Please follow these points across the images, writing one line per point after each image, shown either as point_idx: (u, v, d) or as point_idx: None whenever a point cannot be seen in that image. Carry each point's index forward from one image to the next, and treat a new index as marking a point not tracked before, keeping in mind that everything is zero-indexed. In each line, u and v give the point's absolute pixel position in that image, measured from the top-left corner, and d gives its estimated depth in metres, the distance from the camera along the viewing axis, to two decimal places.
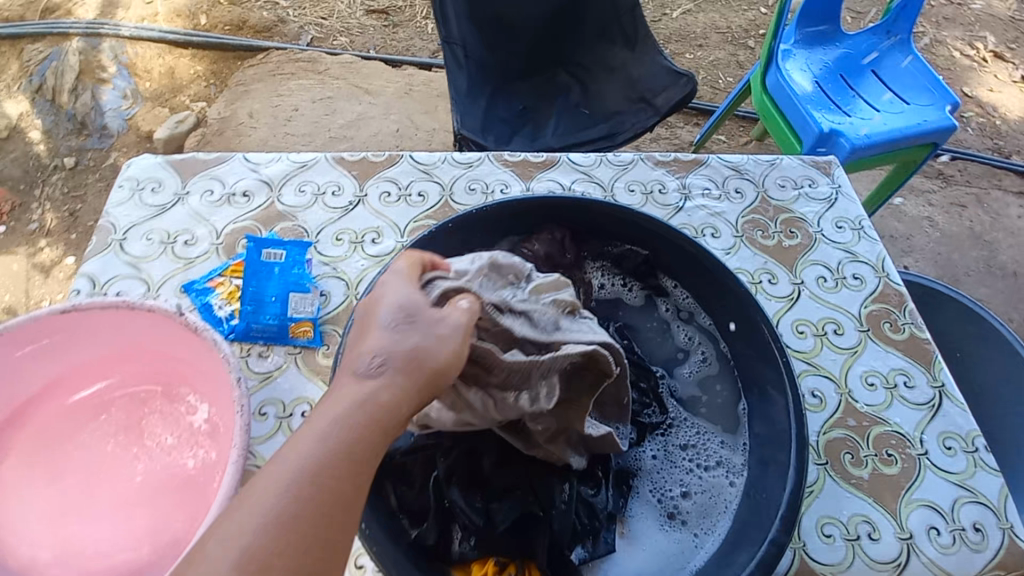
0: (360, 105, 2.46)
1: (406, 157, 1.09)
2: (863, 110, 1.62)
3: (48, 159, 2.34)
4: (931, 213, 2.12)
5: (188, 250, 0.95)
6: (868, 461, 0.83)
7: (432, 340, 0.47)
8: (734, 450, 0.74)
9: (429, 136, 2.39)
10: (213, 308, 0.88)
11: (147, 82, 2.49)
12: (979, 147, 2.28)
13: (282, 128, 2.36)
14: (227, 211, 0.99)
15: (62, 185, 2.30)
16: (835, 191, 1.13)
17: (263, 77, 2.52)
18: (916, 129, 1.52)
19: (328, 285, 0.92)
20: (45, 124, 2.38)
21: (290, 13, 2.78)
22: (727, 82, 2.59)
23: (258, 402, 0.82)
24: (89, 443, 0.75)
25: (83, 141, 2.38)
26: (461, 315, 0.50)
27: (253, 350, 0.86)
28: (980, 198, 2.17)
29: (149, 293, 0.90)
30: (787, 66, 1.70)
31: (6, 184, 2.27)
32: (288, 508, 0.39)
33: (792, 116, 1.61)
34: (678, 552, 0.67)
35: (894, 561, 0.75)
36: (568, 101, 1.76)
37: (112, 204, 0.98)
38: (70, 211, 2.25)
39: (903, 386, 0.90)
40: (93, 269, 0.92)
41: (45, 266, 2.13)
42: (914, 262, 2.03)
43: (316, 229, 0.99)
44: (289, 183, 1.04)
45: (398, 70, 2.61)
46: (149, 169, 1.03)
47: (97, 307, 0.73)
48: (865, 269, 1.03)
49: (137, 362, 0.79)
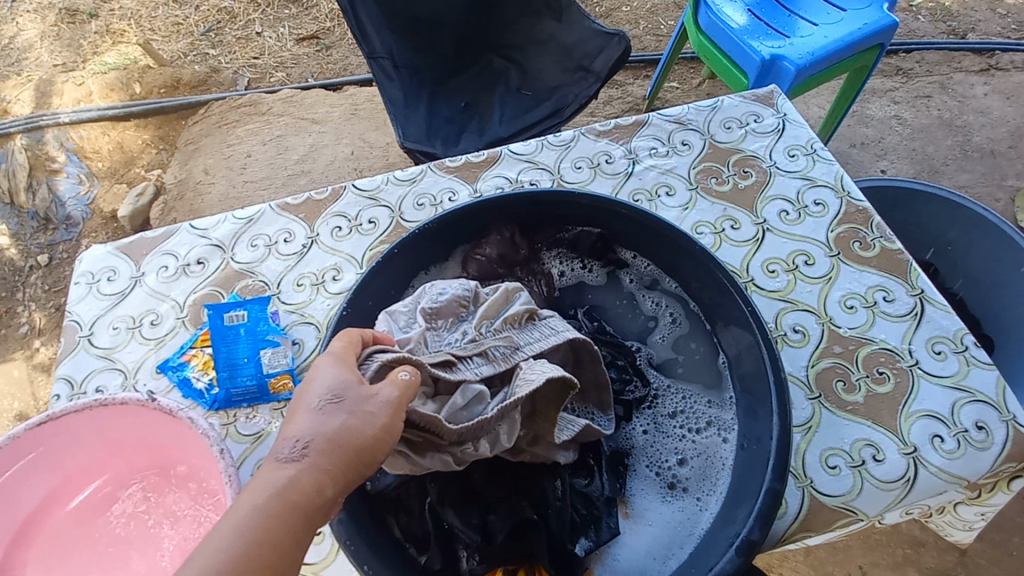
0: (311, 136, 2.44)
1: (349, 187, 1.08)
2: (802, 27, 1.58)
3: (22, 261, 2.34)
4: (898, 111, 2.08)
5: (156, 330, 0.95)
6: (860, 384, 0.83)
7: (359, 419, 0.47)
8: (722, 406, 0.74)
9: (385, 151, 2.37)
10: (191, 382, 0.89)
11: (99, 162, 2.48)
12: (933, 33, 2.23)
13: (239, 177, 2.34)
14: (185, 282, 0.99)
15: (42, 282, 2.31)
16: (781, 120, 1.11)
17: (209, 130, 2.51)
18: (858, 33, 1.49)
19: (299, 333, 0.93)
20: (10, 227, 2.38)
21: (222, 60, 2.75)
22: (668, 27, 2.54)
23: (252, 464, 0.82)
24: (98, 543, 0.77)
25: (51, 235, 2.38)
26: (394, 389, 0.50)
27: (238, 414, 0.86)
28: (944, 84, 2.12)
29: (127, 381, 0.90)
30: (716, 1, 1.66)
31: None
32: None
33: (732, 49, 1.58)
34: (684, 520, 0.67)
35: (903, 477, 0.75)
36: (508, 86, 1.73)
37: (72, 302, 0.99)
38: (55, 306, 2.26)
39: (883, 301, 0.89)
40: (68, 370, 0.92)
41: (45, 366, 2.14)
42: (890, 164, 2.00)
43: (275, 280, 0.99)
44: (240, 240, 1.04)
45: (340, 92, 2.58)
46: (100, 259, 1.03)
47: (72, 411, 0.74)
48: (825, 192, 1.01)
49: (127, 454, 0.80)
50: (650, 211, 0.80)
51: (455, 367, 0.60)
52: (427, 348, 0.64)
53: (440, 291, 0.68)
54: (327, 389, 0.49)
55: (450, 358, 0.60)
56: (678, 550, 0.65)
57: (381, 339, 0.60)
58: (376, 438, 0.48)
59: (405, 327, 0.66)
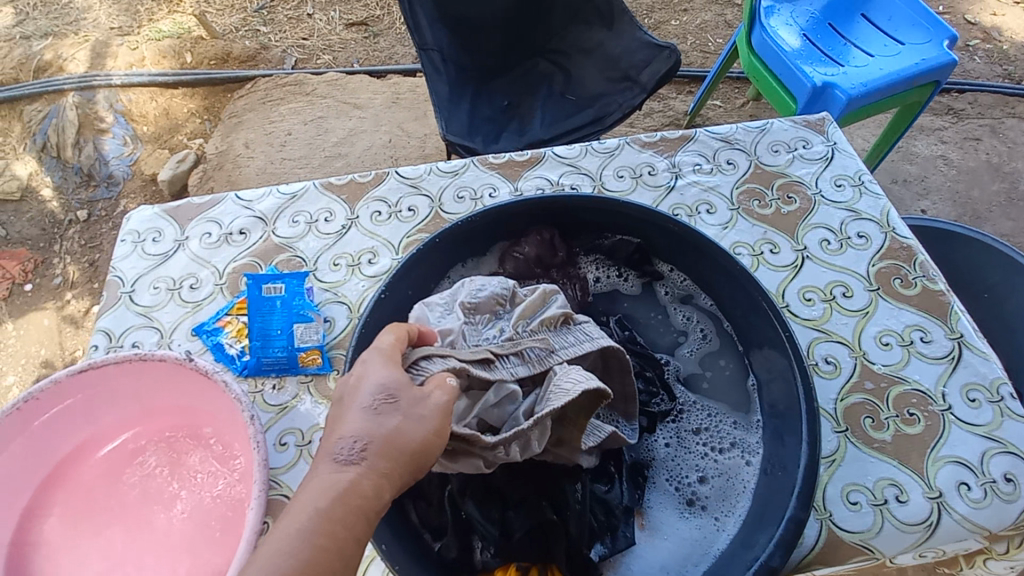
0: (351, 120, 2.48)
1: (391, 174, 1.10)
2: (857, 57, 1.56)
3: (63, 214, 2.42)
4: (944, 151, 2.04)
5: (194, 294, 0.97)
6: (889, 423, 0.81)
7: (410, 422, 0.48)
8: (748, 428, 0.73)
9: (422, 142, 2.40)
10: (224, 347, 0.91)
11: (144, 126, 2.54)
12: (989, 75, 2.18)
13: (278, 154, 2.39)
14: (226, 251, 1.02)
15: (79, 237, 2.38)
16: (830, 148, 1.10)
17: (253, 105, 2.55)
18: (915, 69, 1.46)
19: (331, 311, 0.94)
20: (55, 181, 2.45)
21: (272, 38, 2.81)
22: (716, 44, 2.52)
23: (276, 434, 0.84)
24: (122, 492, 0.79)
25: (92, 192, 2.45)
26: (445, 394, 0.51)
27: (267, 384, 0.88)
28: (995, 128, 2.07)
29: (162, 340, 0.93)
30: (771, 23, 1.65)
31: (27, 243, 2.36)
32: (296, 550, 0.40)
33: (784, 73, 1.56)
34: (701, 538, 0.67)
35: (925, 521, 0.74)
36: (551, 89, 1.74)
37: (117, 259, 1.02)
38: (90, 262, 2.33)
39: (920, 341, 0.88)
40: (108, 324, 0.95)
41: (74, 318, 2.21)
42: (931, 204, 1.96)
43: (313, 257, 1.00)
44: (282, 215, 1.06)
45: (384, 80, 2.61)
46: (147, 220, 1.05)
47: (112, 363, 0.77)
48: (869, 225, 1.00)
49: (157, 409, 0.83)
50: (692, 226, 0.80)
51: (494, 365, 0.61)
52: (466, 342, 0.65)
53: (479, 287, 0.69)
54: (380, 389, 0.50)
55: (489, 357, 0.61)
56: (693, 567, 0.65)
57: (426, 336, 0.60)
58: (415, 422, 0.48)
59: (439, 318, 0.67)
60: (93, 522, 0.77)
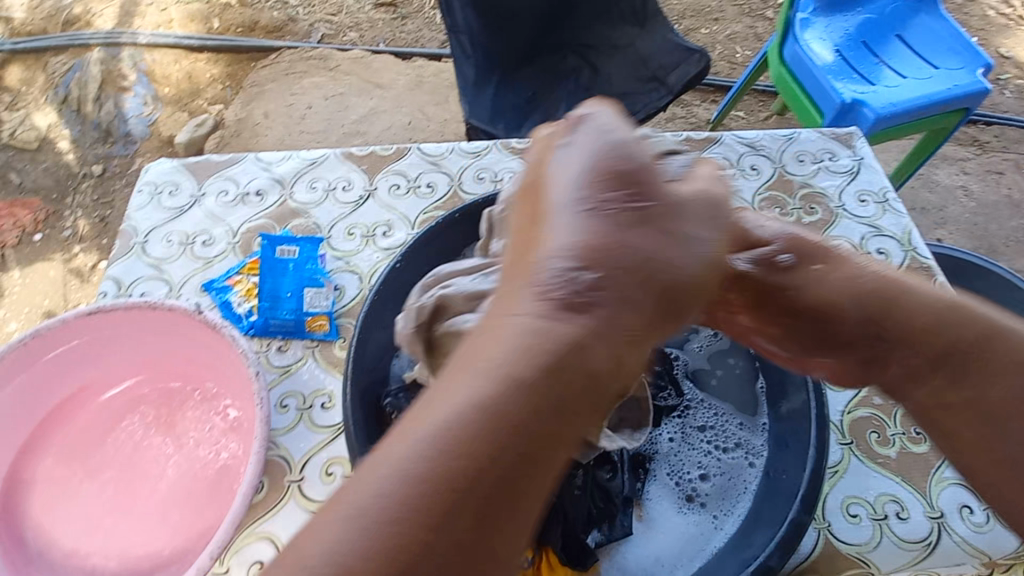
0: (372, 99, 2.47)
1: (413, 149, 1.09)
2: (889, 77, 1.55)
3: (78, 168, 2.42)
4: (965, 182, 2.02)
5: (206, 250, 0.97)
6: (895, 440, 0.80)
7: None
8: (755, 431, 0.72)
9: (442, 127, 2.39)
10: (231, 306, 0.91)
11: (167, 88, 2.54)
12: (1018, 110, 2.16)
13: (297, 127, 2.38)
14: (242, 211, 1.01)
15: (92, 192, 2.38)
16: (857, 163, 1.09)
17: (276, 76, 2.55)
18: (947, 94, 1.45)
19: (342, 279, 0.94)
20: (73, 134, 2.45)
21: (300, 11, 2.80)
22: (745, 56, 2.51)
23: (278, 395, 0.83)
24: (120, 438, 0.79)
25: (109, 149, 2.45)
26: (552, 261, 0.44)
27: (272, 345, 0.87)
28: (1019, 163, 2.06)
29: (171, 293, 0.93)
30: (805, 36, 1.63)
31: (40, 194, 2.36)
32: None
33: (813, 87, 1.55)
34: (698, 534, 0.66)
35: (924, 540, 0.73)
36: (578, 84, 1.72)
37: (133, 208, 1.01)
38: (101, 217, 2.33)
39: None
40: (118, 272, 0.95)
41: (81, 271, 2.20)
42: (948, 234, 1.94)
43: (328, 225, 1.00)
44: (300, 180, 1.05)
45: (409, 63, 2.60)
46: (165, 173, 1.05)
47: (120, 308, 0.76)
48: (890, 243, 0.99)
49: (161, 360, 0.82)
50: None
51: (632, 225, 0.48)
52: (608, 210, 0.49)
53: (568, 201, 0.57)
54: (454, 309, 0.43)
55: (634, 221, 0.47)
56: (688, 562, 0.64)
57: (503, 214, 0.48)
58: None
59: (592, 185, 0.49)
60: (88, 466, 0.77)
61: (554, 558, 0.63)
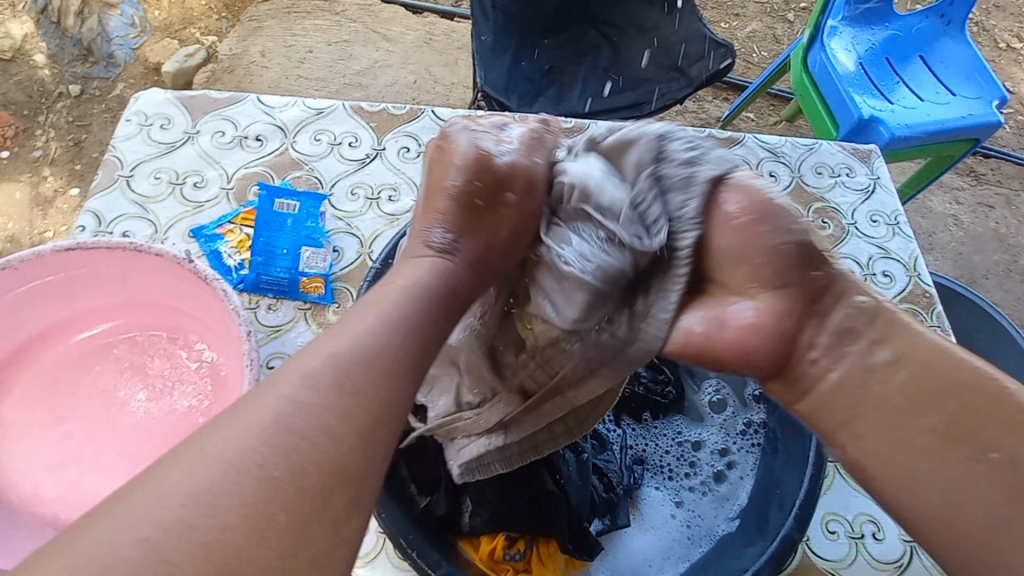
0: (377, 52, 2.10)
1: (427, 112, 1.03)
2: (906, 98, 1.49)
3: (53, 85, 1.95)
4: (958, 211, 1.93)
5: (197, 193, 0.91)
6: None
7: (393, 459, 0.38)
8: (750, 407, 0.72)
9: (448, 91, 2.04)
10: (221, 256, 0.86)
11: (158, 11, 2.09)
12: (1016, 146, 2.05)
13: (295, 70, 2.02)
14: (239, 154, 0.95)
15: (68, 113, 1.92)
16: (873, 182, 1.07)
17: (277, 13, 2.15)
18: (961, 122, 1.40)
19: (341, 241, 0.90)
20: (50, 48, 1.98)
21: None
22: (763, 58, 2.14)
23: (266, 354, 0.81)
24: (92, 383, 0.74)
25: (88, 69, 1.98)
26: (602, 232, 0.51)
27: (262, 302, 0.84)
28: (1010, 198, 1.96)
29: (155, 235, 0.87)
30: (831, 44, 1.55)
31: (8, 108, 1.89)
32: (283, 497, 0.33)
33: (833, 98, 1.48)
34: (683, 535, 0.66)
35: (896, 561, 0.75)
36: (596, 65, 1.35)
37: (118, 138, 0.94)
38: (75, 141, 1.88)
39: None
40: (98, 206, 0.89)
41: (49, 199, 1.77)
42: (934, 261, 1.84)
43: (331, 180, 0.94)
44: (304, 130, 0.98)
45: (419, 17, 2.20)
46: (158, 104, 0.98)
47: (101, 247, 0.71)
48: (896, 266, 0.99)
49: (139, 306, 0.77)
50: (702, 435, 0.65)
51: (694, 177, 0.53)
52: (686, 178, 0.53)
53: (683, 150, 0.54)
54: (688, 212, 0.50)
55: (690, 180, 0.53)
56: (674, 561, 0.64)
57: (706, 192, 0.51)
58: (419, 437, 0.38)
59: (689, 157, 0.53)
60: (55, 411, 0.72)
61: (555, 547, 0.62)
